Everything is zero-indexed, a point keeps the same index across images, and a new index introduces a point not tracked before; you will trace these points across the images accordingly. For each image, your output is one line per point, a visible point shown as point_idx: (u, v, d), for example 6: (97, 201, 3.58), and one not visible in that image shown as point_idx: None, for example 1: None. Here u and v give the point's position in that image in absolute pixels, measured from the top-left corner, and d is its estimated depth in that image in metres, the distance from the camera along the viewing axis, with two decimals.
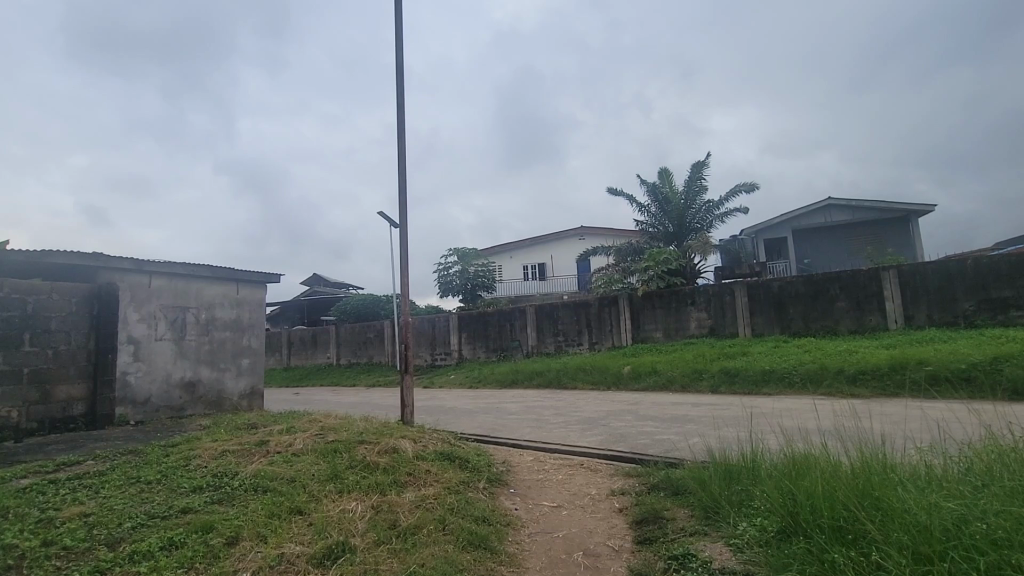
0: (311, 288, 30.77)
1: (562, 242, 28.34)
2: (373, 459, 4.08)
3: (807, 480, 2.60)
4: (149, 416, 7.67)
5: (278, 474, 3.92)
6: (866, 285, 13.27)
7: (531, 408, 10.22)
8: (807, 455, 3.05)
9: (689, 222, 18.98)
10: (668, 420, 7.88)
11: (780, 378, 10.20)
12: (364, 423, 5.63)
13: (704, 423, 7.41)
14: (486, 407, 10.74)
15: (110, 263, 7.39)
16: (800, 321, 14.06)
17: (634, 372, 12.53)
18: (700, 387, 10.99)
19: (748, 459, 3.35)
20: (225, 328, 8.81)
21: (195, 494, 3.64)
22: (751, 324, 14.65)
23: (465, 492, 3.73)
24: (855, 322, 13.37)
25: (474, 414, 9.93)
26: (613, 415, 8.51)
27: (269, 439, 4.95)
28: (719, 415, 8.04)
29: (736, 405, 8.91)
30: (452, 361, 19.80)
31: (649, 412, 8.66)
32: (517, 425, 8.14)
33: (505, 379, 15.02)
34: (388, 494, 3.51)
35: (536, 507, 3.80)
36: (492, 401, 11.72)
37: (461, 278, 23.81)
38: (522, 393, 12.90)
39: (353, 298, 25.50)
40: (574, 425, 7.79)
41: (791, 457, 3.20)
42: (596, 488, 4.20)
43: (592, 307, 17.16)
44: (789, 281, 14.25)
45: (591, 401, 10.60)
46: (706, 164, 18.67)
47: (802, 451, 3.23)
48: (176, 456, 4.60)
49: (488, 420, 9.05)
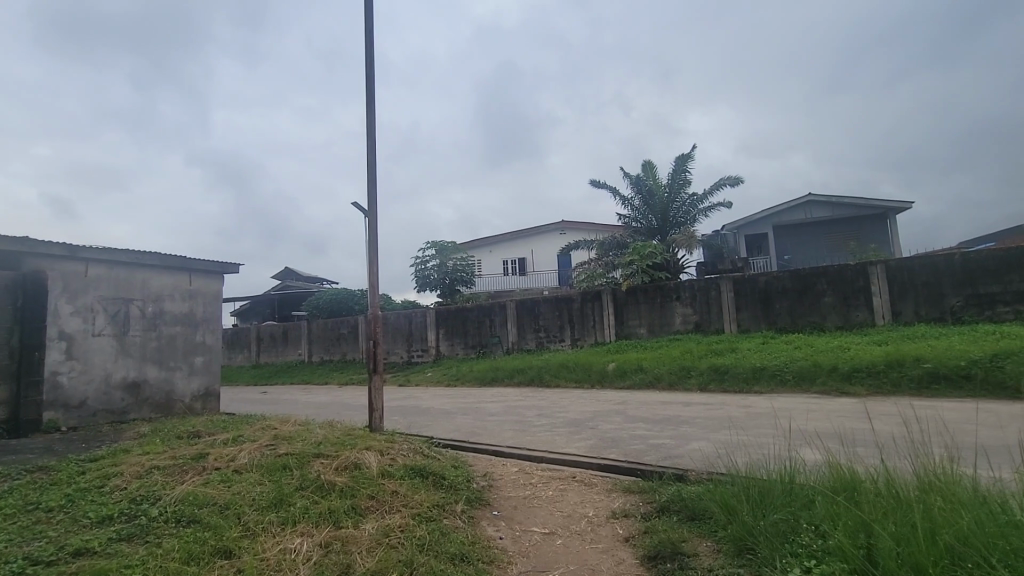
0: (282, 282, 29.64)
1: (543, 236, 27.83)
2: (327, 479, 3.40)
3: (890, 522, 2.09)
4: (84, 421, 6.80)
5: (210, 501, 3.21)
6: (853, 280, 13.03)
7: (513, 408, 9.61)
8: (862, 479, 2.54)
9: (674, 216, 18.57)
10: (661, 421, 7.35)
11: (772, 376, 9.80)
12: (325, 431, 4.93)
13: (699, 425, 6.90)
14: (465, 407, 10.09)
15: (37, 248, 6.50)
16: (786, 317, 13.77)
17: (619, 369, 12.04)
18: (689, 386, 10.53)
19: (782, 480, 2.81)
20: (176, 322, 7.95)
21: (100, 529, 2.92)
22: (737, 319, 14.33)
23: (439, 520, 3.09)
24: (842, 318, 13.12)
25: (452, 415, 9.27)
26: (601, 416, 7.94)
27: (211, 452, 4.22)
28: (714, 416, 7.55)
29: (729, 405, 8.45)
30: (430, 358, 19.07)
31: (639, 413, 8.13)
32: (498, 428, 7.51)
33: (485, 377, 14.38)
34: (344, 526, 2.85)
35: (525, 536, 3.18)
36: (471, 401, 11.06)
37: (439, 272, 23.06)
38: (503, 392, 12.28)
39: (325, 292, 24.52)
40: (560, 427, 7.20)
41: (836, 479, 2.64)
42: (594, 508, 3.60)
43: (575, 302, 16.62)
44: (775, 276, 13.94)
45: (576, 400, 10.04)
46: (690, 157, 18.24)
47: (848, 470, 2.70)
48: (92, 475, 3.84)
49: (467, 422, 8.42)
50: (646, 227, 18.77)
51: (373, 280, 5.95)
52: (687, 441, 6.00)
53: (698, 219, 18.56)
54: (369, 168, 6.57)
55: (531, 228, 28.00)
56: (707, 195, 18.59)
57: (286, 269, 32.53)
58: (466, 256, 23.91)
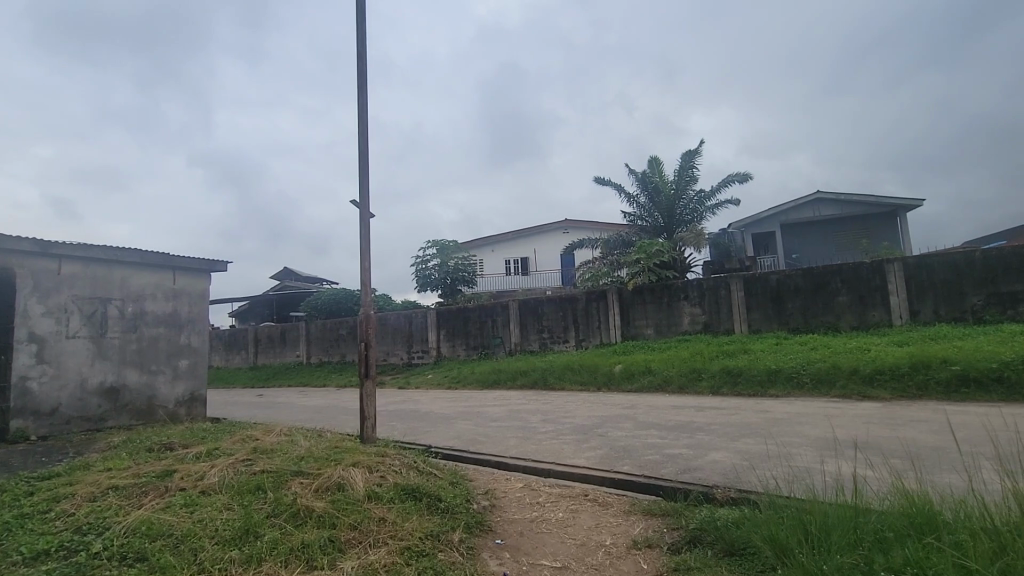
0: (281, 282, 29.24)
1: (546, 235, 27.35)
2: (304, 504, 2.93)
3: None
4: (57, 430, 6.38)
5: (166, 531, 2.76)
6: (869, 278, 12.54)
7: (516, 413, 9.14)
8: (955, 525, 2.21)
9: (681, 214, 18.09)
10: (675, 428, 6.86)
11: (789, 379, 9.31)
12: (310, 444, 4.47)
13: (717, 433, 6.41)
14: (465, 412, 9.60)
15: (5, 243, 6.10)
16: (799, 317, 13.28)
17: (627, 371, 11.56)
18: (700, 389, 10.05)
19: (847, 514, 2.38)
20: (158, 323, 7.53)
21: (31, 568, 2.46)
22: (748, 319, 13.85)
23: (433, 555, 2.62)
24: (857, 318, 12.63)
25: (452, 420, 8.79)
26: (611, 422, 7.46)
27: (179, 469, 3.78)
28: (732, 422, 7.06)
29: (746, 410, 7.96)
30: (430, 360, 18.61)
31: (650, 418, 7.65)
32: (501, 436, 7.02)
33: (487, 379, 13.91)
34: (319, 568, 2.38)
35: (532, 571, 2.72)
36: (472, 405, 10.59)
37: (440, 271, 22.59)
38: (506, 395, 11.81)
39: (324, 292, 24.08)
40: (568, 435, 6.70)
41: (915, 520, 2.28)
42: (611, 535, 3.13)
43: (579, 302, 16.15)
44: (787, 274, 13.45)
45: (583, 405, 9.55)
46: (698, 153, 17.74)
47: (928, 508, 2.33)
48: (40, 496, 3.40)
49: (467, 428, 7.95)
50: (652, 225, 18.27)
51: (364, 277, 5.44)
52: (707, 451, 5.52)
53: (706, 217, 18.07)
54: (362, 157, 6.09)
55: (534, 226, 27.50)
56: (714, 191, 18.09)
57: (286, 269, 32.09)
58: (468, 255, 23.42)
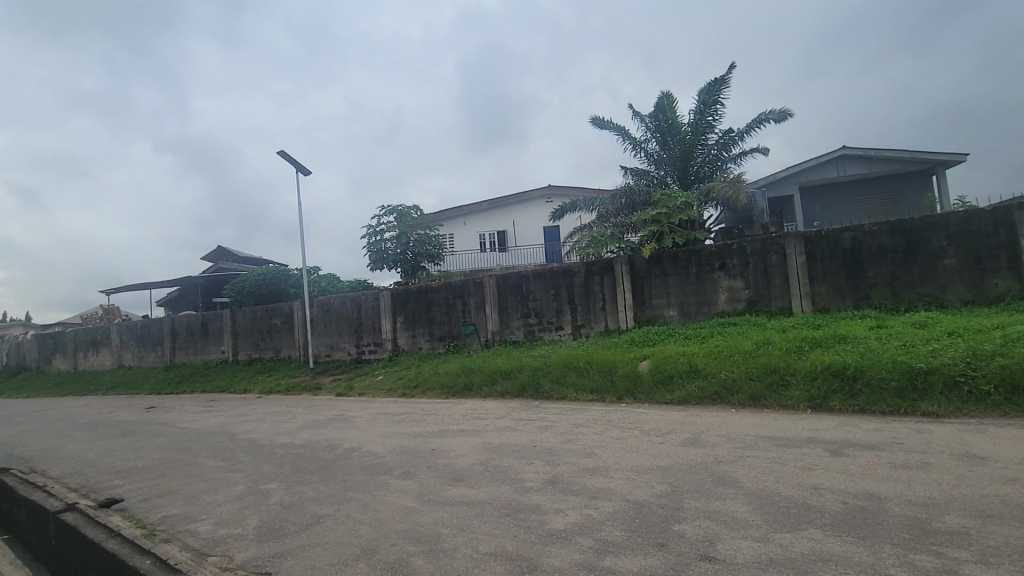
0: (214, 265, 24.53)
1: (527, 205, 23.41)
2: None
3: None
4: None
5: None
6: (989, 234, 8.91)
7: (497, 458, 5.17)
8: None
9: (699, 164, 14.25)
10: (866, 528, 2.96)
11: (950, 388, 5.61)
12: None
13: (1010, 559, 2.54)
14: (409, 455, 5.58)
15: None
16: (884, 288, 9.64)
17: (659, 373, 7.69)
18: (790, 404, 6.28)
19: None
20: None
21: None
22: (811, 294, 10.14)
23: None
24: (970, 289, 9.04)
25: (379, 481, 4.73)
26: (699, 504, 3.51)
27: None
28: (974, 505, 3.20)
29: (936, 459, 4.16)
30: (383, 354, 14.56)
31: (770, 488, 3.73)
32: (463, 556, 3.01)
33: (452, 385, 9.89)
34: None
35: None
36: (425, 435, 6.52)
37: (397, 245, 18.33)
38: (479, 413, 7.81)
39: (255, 272, 19.54)
40: (627, 567, 2.72)
41: None
42: None
43: (577, 278, 12.23)
44: (867, 231, 9.77)
45: (610, 440, 5.60)
46: (725, 83, 13.73)
47: None
48: None
49: (402, 508, 3.93)
50: (663, 179, 14.39)
51: None
52: None
53: (730, 168, 14.29)
54: None
55: (512, 195, 23.40)
56: (743, 133, 14.23)
57: (222, 250, 27.40)
58: (433, 226, 19.18)
